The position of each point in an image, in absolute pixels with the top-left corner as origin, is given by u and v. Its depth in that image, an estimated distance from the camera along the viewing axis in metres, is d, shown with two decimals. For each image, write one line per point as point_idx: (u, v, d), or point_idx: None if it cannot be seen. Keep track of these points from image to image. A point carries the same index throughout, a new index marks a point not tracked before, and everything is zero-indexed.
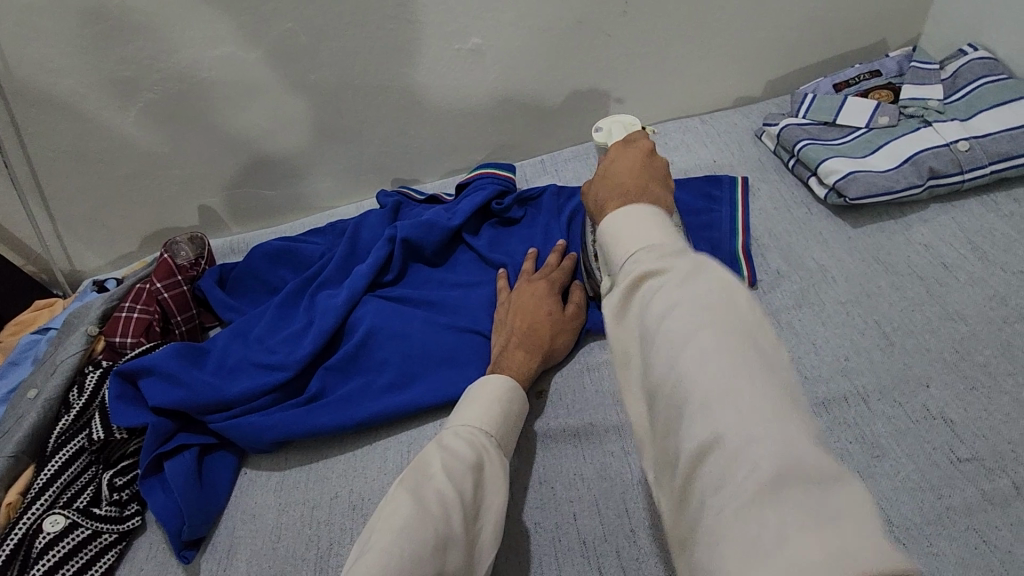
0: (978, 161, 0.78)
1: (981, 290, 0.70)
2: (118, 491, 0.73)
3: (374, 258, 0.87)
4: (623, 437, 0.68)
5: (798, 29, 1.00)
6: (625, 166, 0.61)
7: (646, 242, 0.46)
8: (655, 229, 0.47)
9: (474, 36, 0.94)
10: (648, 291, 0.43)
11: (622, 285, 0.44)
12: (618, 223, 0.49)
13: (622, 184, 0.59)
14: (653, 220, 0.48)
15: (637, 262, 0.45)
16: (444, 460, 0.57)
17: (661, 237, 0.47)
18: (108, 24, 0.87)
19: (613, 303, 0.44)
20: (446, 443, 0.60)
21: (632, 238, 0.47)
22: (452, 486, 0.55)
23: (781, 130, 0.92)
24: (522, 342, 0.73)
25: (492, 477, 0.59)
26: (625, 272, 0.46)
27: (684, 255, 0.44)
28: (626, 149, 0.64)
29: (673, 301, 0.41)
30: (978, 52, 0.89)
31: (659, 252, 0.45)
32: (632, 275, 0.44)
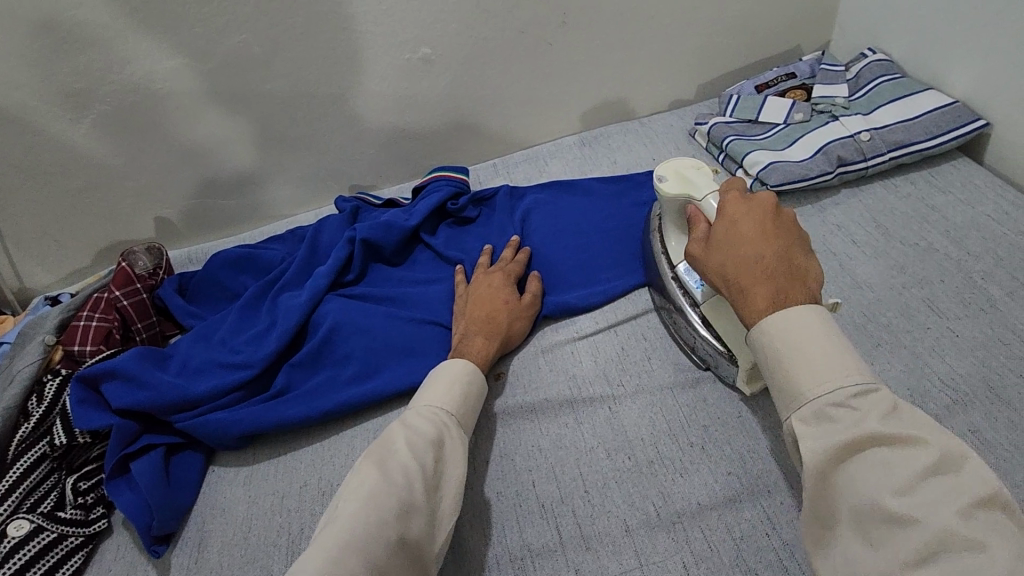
0: (878, 149, 0.88)
1: (884, 261, 0.79)
2: (83, 495, 0.73)
3: (334, 259, 0.91)
4: (576, 409, 0.73)
5: (722, 37, 1.10)
6: (746, 233, 0.59)
7: (830, 387, 0.48)
8: (835, 357, 0.49)
9: (424, 46, 0.99)
10: (868, 464, 0.45)
11: (839, 437, 0.46)
12: (787, 342, 0.51)
13: (752, 261, 0.57)
14: (832, 349, 0.50)
15: (825, 406, 0.48)
16: (406, 437, 0.61)
17: (849, 371, 0.48)
18: (59, 36, 0.88)
19: (820, 449, 0.47)
20: (409, 422, 0.63)
21: (817, 372, 0.49)
22: (413, 459, 0.59)
23: (710, 129, 1.01)
24: (481, 329, 0.78)
25: (453, 451, 0.63)
26: (813, 411, 0.48)
27: (898, 411, 0.46)
28: (744, 207, 0.61)
29: (901, 483, 0.43)
30: (876, 56, 1.00)
31: (856, 393, 0.47)
32: (837, 435, 0.46)
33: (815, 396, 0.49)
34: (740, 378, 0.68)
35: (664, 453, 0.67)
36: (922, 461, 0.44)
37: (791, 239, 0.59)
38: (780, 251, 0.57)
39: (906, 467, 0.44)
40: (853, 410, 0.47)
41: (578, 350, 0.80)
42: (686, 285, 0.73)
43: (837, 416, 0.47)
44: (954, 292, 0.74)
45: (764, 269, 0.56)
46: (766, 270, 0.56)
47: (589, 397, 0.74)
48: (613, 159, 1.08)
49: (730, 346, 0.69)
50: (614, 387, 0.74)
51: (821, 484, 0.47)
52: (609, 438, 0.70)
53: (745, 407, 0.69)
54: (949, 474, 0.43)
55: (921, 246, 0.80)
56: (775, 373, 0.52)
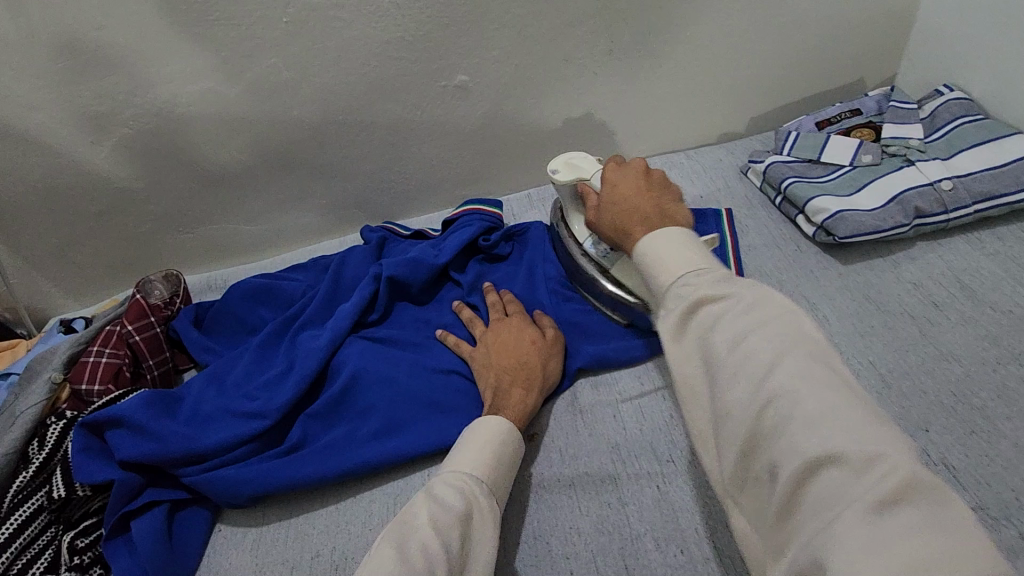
0: (962, 200, 0.79)
1: (972, 330, 0.71)
2: (79, 555, 0.67)
3: (357, 297, 0.85)
4: (619, 487, 0.66)
5: (780, 68, 1.02)
6: (626, 189, 0.64)
7: (681, 270, 0.51)
8: (688, 252, 0.52)
9: (461, 73, 0.93)
10: (702, 319, 0.47)
11: (681, 307, 0.48)
12: (654, 250, 0.53)
13: (636, 208, 0.61)
14: (685, 244, 0.52)
15: (679, 289, 0.50)
16: (430, 511, 0.54)
17: (694, 262, 0.51)
18: (83, 59, 0.84)
19: (669, 325, 0.49)
20: (435, 492, 0.57)
21: (670, 265, 0.52)
22: (439, 538, 0.51)
23: (767, 167, 0.93)
24: (515, 380, 0.71)
25: (483, 529, 0.55)
26: (671, 296, 0.50)
27: (732, 280, 0.49)
28: (623, 171, 0.67)
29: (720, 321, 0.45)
30: (954, 93, 0.91)
31: (700, 274, 0.50)
32: (687, 301, 0.48)
33: (671, 283, 0.51)
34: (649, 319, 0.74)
35: (722, 548, 0.59)
36: (737, 305, 0.46)
37: (668, 193, 0.64)
38: (654, 201, 0.61)
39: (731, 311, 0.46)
40: (692, 284, 0.49)
41: (621, 415, 0.72)
42: (593, 257, 0.78)
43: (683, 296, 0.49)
44: None
45: (641, 211, 0.61)
46: (643, 215, 0.60)
47: (633, 473, 0.66)
48: None
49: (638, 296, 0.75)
50: (662, 462, 0.67)
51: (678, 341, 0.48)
52: (657, 524, 0.62)
53: None
54: (765, 311, 0.45)
55: (1015, 314, 0.71)
56: (644, 279, 0.55)
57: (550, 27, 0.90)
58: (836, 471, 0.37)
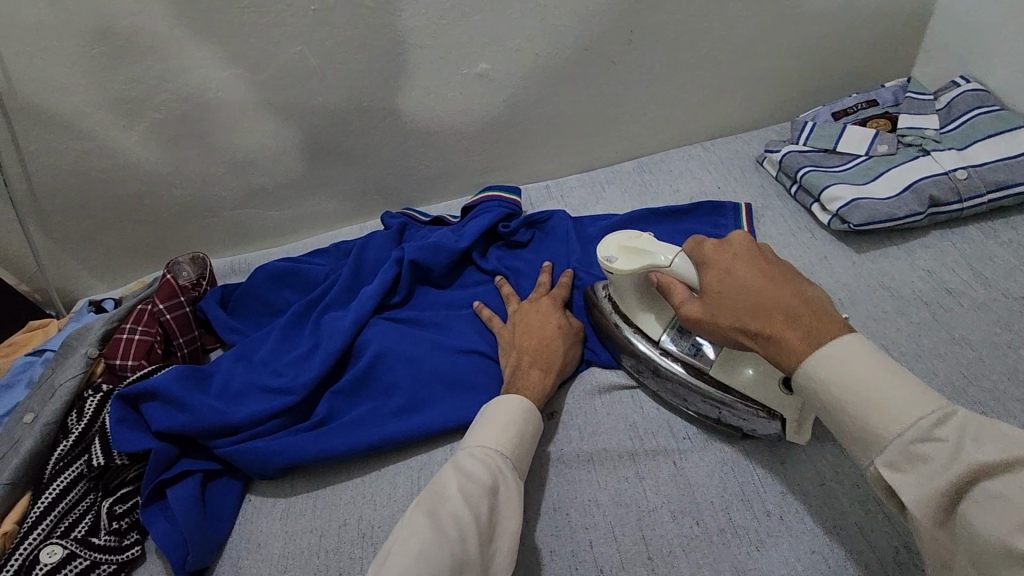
0: (977, 189, 0.81)
1: (984, 316, 0.72)
2: (117, 520, 0.71)
3: (381, 279, 0.87)
4: (637, 463, 0.68)
5: (797, 59, 1.03)
6: (751, 278, 0.56)
7: (913, 417, 0.44)
8: (904, 389, 0.46)
9: (483, 62, 0.95)
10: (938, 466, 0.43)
11: (933, 460, 0.43)
12: (850, 386, 0.48)
13: (780, 306, 0.54)
14: (893, 374, 0.47)
15: (911, 446, 0.44)
16: (459, 483, 0.56)
17: (919, 399, 0.45)
18: (117, 45, 0.87)
19: (918, 495, 0.43)
20: (462, 465, 0.59)
21: (887, 414, 0.45)
22: (468, 507, 0.54)
23: (783, 157, 0.95)
24: (535, 361, 0.72)
25: (509, 501, 0.57)
26: (908, 458, 0.44)
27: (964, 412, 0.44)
28: (732, 254, 0.59)
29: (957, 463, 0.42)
30: (970, 84, 0.92)
31: (935, 422, 0.44)
32: (931, 468, 0.43)
33: (897, 436, 0.45)
34: (787, 431, 0.62)
35: (737, 521, 0.61)
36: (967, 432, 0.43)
37: (792, 274, 0.57)
38: (793, 289, 0.55)
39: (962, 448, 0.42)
40: (939, 442, 0.43)
41: (638, 394, 0.74)
42: (677, 355, 0.68)
43: (927, 454, 0.43)
44: None
45: (793, 311, 0.53)
46: (792, 315, 0.53)
47: (651, 450, 0.68)
48: (675, 186, 1.03)
49: (758, 402, 0.63)
50: (678, 440, 0.69)
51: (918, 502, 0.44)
52: (674, 498, 0.64)
53: (827, 472, 0.63)
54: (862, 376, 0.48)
55: None
56: (842, 420, 0.48)
57: (571, 16, 0.92)
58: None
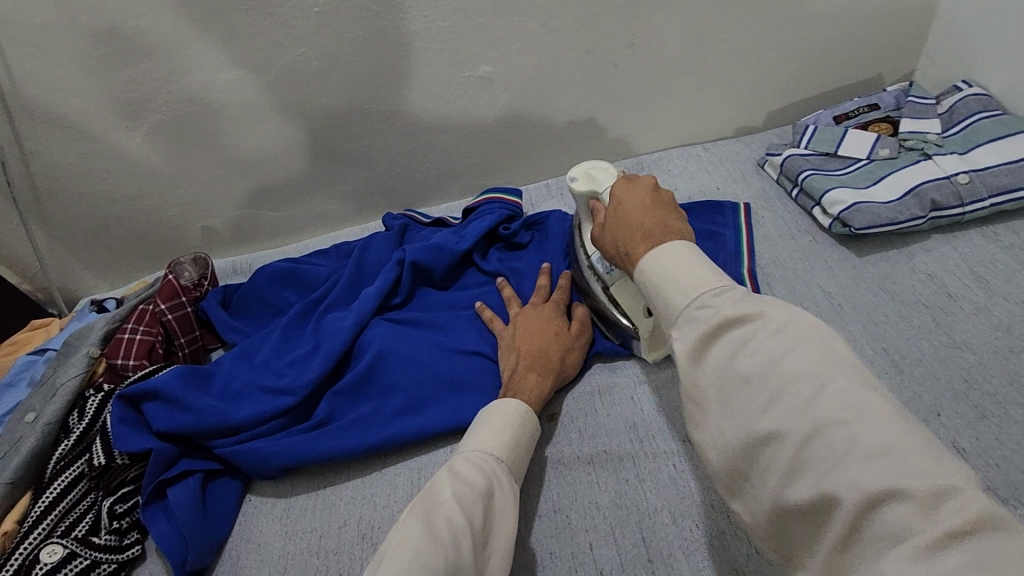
0: (978, 194, 0.81)
1: (985, 320, 0.72)
2: (118, 519, 0.71)
3: (382, 281, 0.87)
4: (638, 465, 0.68)
5: (798, 63, 1.04)
6: (632, 204, 0.61)
7: (696, 287, 0.47)
8: (698, 268, 0.49)
9: (485, 65, 0.95)
10: (725, 341, 0.44)
11: (708, 324, 0.45)
12: (660, 271, 0.51)
13: (640, 225, 0.57)
14: (697, 261, 0.49)
15: (693, 312, 0.47)
16: (454, 487, 0.56)
17: (712, 277, 0.48)
18: (121, 47, 0.87)
19: (686, 349, 0.46)
20: (458, 468, 0.59)
21: (678, 287, 0.48)
22: (463, 513, 0.54)
23: (784, 160, 0.95)
24: (534, 365, 0.72)
25: (503, 505, 0.58)
26: (685, 319, 0.47)
27: (752, 297, 0.46)
28: (632, 187, 0.64)
29: (755, 346, 0.42)
30: (972, 88, 0.92)
31: (716, 293, 0.46)
32: (707, 323, 0.45)
33: (685, 305, 0.47)
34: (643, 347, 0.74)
35: (737, 523, 0.61)
36: (771, 327, 0.43)
37: (677, 211, 0.60)
38: (658, 217, 0.58)
39: (756, 336, 0.43)
40: (713, 308, 0.45)
41: (638, 397, 0.74)
42: (602, 279, 0.77)
43: (698, 318, 0.46)
44: None
45: (645, 229, 0.57)
46: (644, 233, 0.56)
47: (651, 452, 0.68)
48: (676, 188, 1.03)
49: (635, 323, 0.74)
50: (679, 442, 0.69)
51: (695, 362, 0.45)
52: (674, 500, 0.64)
53: None
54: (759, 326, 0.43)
55: None
56: (649, 297, 0.52)
57: (572, 20, 0.92)
58: (902, 507, 0.34)
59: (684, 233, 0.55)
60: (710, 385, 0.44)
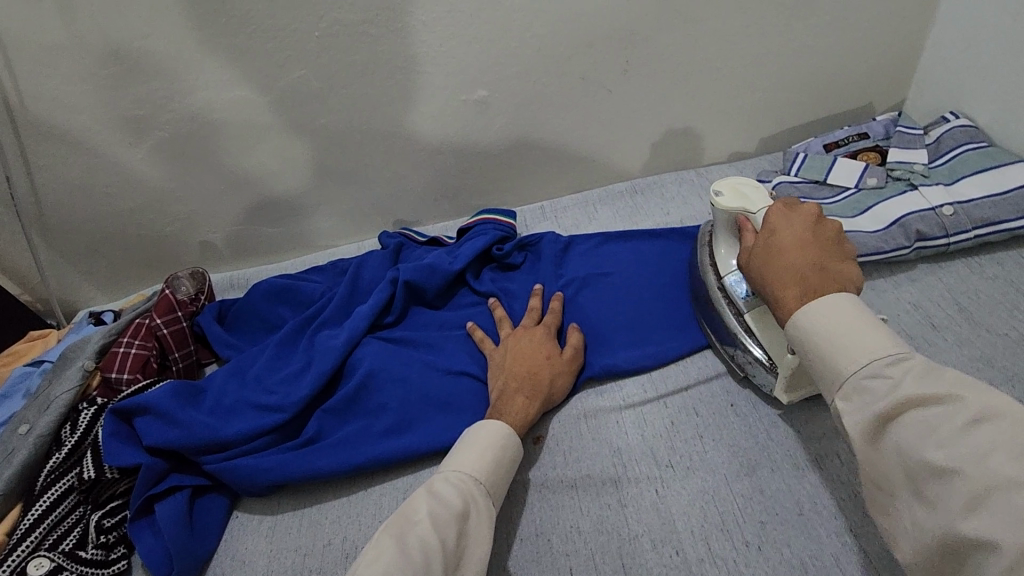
0: (962, 225, 0.82)
1: (968, 351, 0.73)
2: (105, 534, 0.72)
3: (375, 300, 0.88)
4: (620, 490, 0.68)
5: (790, 91, 1.05)
6: (788, 240, 0.62)
7: (872, 358, 0.49)
8: (875, 332, 0.50)
9: (481, 88, 0.97)
10: (907, 425, 0.46)
11: (879, 404, 0.47)
12: (820, 330, 0.53)
13: (796, 267, 0.59)
14: (866, 324, 0.51)
15: (862, 380, 0.49)
16: (430, 508, 0.56)
17: (885, 344, 0.49)
18: (126, 66, 0.89)
19: (860, 428, 0.48)
20: (435, 488, 0.59)
21: (846, 351, 0.51)
22: (436, 534, 0.54)
23: (773, 188, 0.96)
24: (521, 387, 0.73)
25: (478, 526, 0.58)
26: (850, 388, 0.50)
27: (936, 372, 0.46)
28: (790, 217, 0.64)
29: (943, 438, 0.44)
30: (959, 120, 0.93)
31: (889, 362, 0.48)
32: (877, 403, 0.47)
33: (854, 370, 0.50)
34: (780, 386, 0.68)
35: (715, 551, 0.62)
36: (966, 422, 0.43)
37: (836, 253, 0.61)
38: (818, 258, 0.59)
39: (949, 424, 0.44)
40: (886, 380, 0.48)
41: (624, 420, 0.75)
42: (733, 297, 0.74)
43: (870, 389, 0.48)
44: None
45: (803, 272, 0.58)
46: (801, 275, 0.58)
47: (634, 477, 0.69)
48: (667, 212, 1.05)
49: (772, 355, 0.70)
50: (661, 468, 0.69)
51: (873, 448, 0.48)
52: (655, 526, 0.65)
53: (805, 503, 0.64)
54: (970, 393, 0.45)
55: (1010, 337, 0.73)
56: (806, 347, 0.54)
57: (568, 46, 0.94)
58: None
59: (841, 280, 0.57)
60: (898, 470, 0.46)
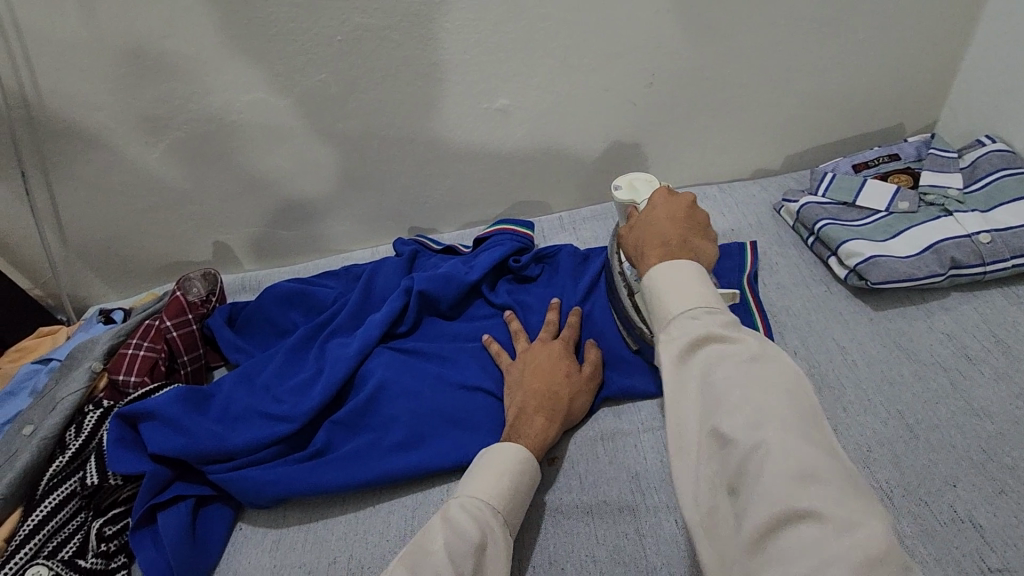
0: (1000, 254, 0.79)
1: (1005, 386, 0.70)
2: (106, 542, 0.70)
3: (388, 309, 0.86)
4: (638, 519, 0.66)
5: (818, 108, 1.03)
6: (664, 215, 0.62)
7: (695, 305, 0.51)
8: (708, 293, 0.52)
9: (503, 97, 0.95)
10: (704, 357, 0.47)
11: (692, 333, 0.49)
12: (663, 280, 0.54)
13: (663, 234, 0.59)
14: (701, 282, 0.53)
15: (688, 320, 0.50)
16: (447, 537, 0.54)
17: (711, 303, 0.51)
18: (146, 65, 0.88)
19: (672, 355, 0.49)
20: (452, 515, 0.57)
21: (680, 295, 0.52)
22: (453, 568, 0.51)
23: (800, 208, 0.93)
24: (541, 407, 0.70)
25: (495, 559, 0.56)
26: (677, 325, 0.50)
27: (741, 328, 0.49)
28: (671, 199, 0.64)
29: (731, 371, 0.46)
30: (996, 145, 0.91)
31: (713, 312, 0.50)
32: (692, 338, 0.48)
33: (681, 313, 0.51)
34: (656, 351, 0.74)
35: None
36: (752, 373, 0.45)
37: (700, 234, 0.62)
38: (683, 231, 0.60)
39: (742, 377, 0.45)
40: (702, 323, 0.49)
41: (643, 444, 0.72)
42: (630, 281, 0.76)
43: (695, 331, 0.49)
44: None
45: (666, 240, 0.58)
46: (664, 241, 0.58)
47: (653, 506, 0.66)
48: None
49: (650, 330, 0.74)
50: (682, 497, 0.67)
51: (679, 386, 0.47)
52: (675, 559, 0.62)
53: None
54: (771, 379, 0.45)
55: None
56: (649, 302, 0.55)
57: (593, 57, 0.92)
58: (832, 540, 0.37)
59: (699, 252, 0.58)
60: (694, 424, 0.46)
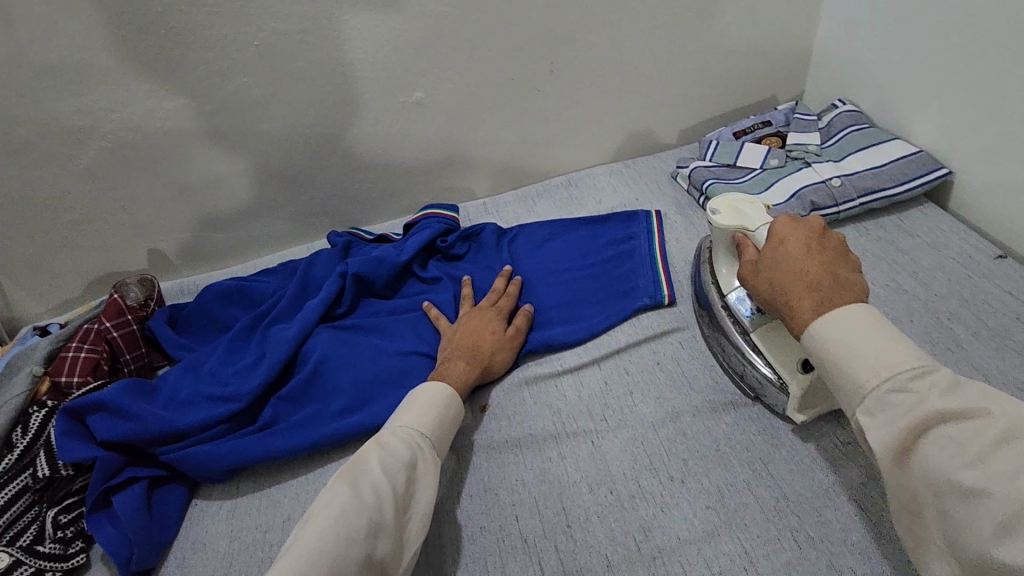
0: (849, 195, 0.93)
1: None
2: (62, 529, 0.73)
3: (325, 292, 0.92)
4: (560, 444, 0.75)
5: (701, 86, 1.16)
6: (797, 250, 0.64)
7: (894, 364, 0.52)
8: (890, 344, 0.53)
9: (417, 91, 1.03)
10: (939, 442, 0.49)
11: (911, 410, 0.50)
12: (830, 334, 0.56)
13: (809, 274, 0.61)
14: (877, 327, 0.55)
15: (885, 394, 0.51)
16: (380, 457, 0.61)
17: (908, 358, 0.52)
18: (66, 78, 0.91)
19: (893, 442, 0.50)
20: (384, 441, 0.64)
21: (864, 363, 0.53)
22: (386, 479, 0.59)
23: (691, 172, 1.06)
24: (462, 354, 0.79)
25: (425, 474, 0.63)
26: (877, 397, 0.52)
27: (960, 385, 0.49)
28: (796, 229, 0.67)
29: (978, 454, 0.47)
30: (846, 106, 1.05)
31: (914, 376, 0.51)
32: (909, 417, 0.50)
33: (876, 385, 0.52)
34: (792, 407, 0.69)
35: (645, 487, 0.69)
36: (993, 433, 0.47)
37: (844, 261, 0.64)
38: (826, 267, 0.62)
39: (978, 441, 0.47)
40: (911, 395, 0.50)
41: (563, 385, 0.81)
42: (737, 315, 0.77)
43: (892, 402, 0.51)
44: (922, 333, 0.78)
45: (816, 280, 0.61)
46: (813, 283, 0.60)
47: (572, 432, 0.76)
48: (599, 200, 1.12)
49: (782, 374, 0.72)
50: (596, 421, 0.76)
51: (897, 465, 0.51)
52: (592, 473, 0.71)
53: (721, 440, 0.72)
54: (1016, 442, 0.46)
55: (891, 287, 0.84)
56: (829, 364, 0.56)
57: (496, 51, 1.02)
58: None
59: (850, 284, 0.60)
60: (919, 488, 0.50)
